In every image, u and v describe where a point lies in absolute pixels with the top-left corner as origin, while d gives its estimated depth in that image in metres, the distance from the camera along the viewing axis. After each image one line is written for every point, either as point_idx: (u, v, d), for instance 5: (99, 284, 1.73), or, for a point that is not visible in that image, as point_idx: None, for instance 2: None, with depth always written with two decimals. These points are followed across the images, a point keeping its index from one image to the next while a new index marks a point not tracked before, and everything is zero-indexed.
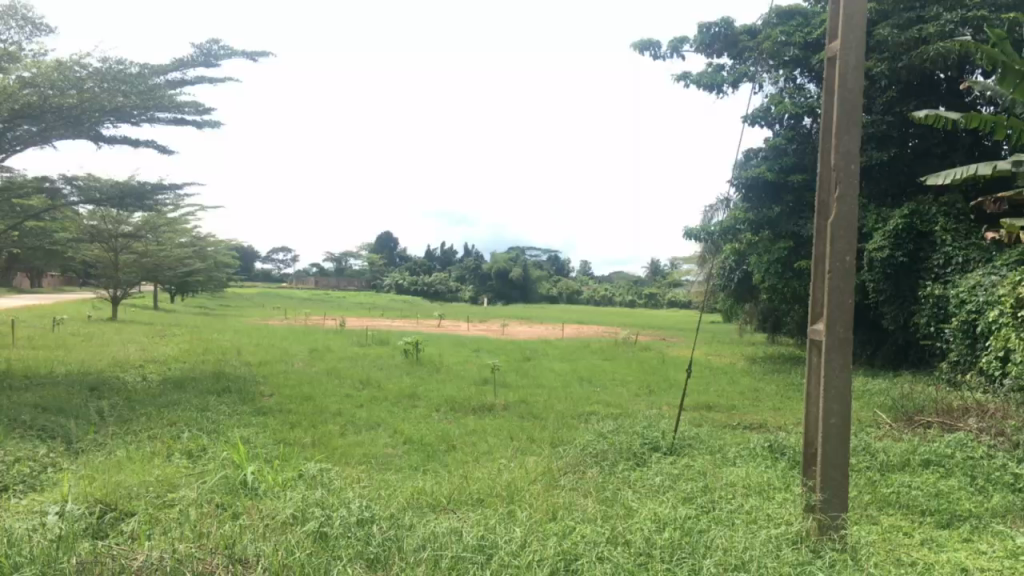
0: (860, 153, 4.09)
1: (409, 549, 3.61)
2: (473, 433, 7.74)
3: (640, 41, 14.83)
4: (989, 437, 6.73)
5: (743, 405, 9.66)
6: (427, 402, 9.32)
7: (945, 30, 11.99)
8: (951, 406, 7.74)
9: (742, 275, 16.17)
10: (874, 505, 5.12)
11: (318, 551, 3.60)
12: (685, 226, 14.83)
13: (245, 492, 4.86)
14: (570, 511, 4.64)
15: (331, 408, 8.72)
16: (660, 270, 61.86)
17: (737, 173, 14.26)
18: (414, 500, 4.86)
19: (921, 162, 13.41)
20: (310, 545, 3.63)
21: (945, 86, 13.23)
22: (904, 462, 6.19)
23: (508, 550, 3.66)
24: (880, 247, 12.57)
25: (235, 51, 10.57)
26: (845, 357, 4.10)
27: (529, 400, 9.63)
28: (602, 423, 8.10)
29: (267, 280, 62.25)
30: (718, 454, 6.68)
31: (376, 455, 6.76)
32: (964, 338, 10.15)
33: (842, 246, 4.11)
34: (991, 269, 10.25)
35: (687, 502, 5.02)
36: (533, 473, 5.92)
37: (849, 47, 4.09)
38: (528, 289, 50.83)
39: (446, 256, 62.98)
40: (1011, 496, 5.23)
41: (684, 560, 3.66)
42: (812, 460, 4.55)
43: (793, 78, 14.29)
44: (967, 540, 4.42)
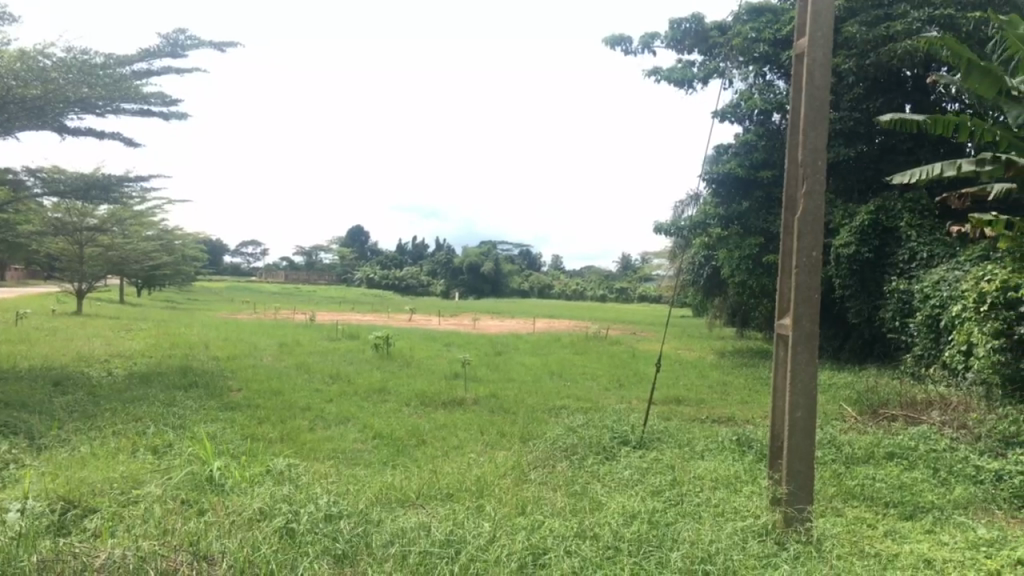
0: (827, 149, 4.14)
1: (377, 546, 3.58)
2: (443, 427, 7.74)
3: (612, 36, 14.86)
4: (952, 430, 6.85)
5: (711, 398, 9.74)
6: (397, 396, 9.30)
7: (911, 28, 12.18)
8: (915, 399, 7.87)
9: (710, 270, 16.29)
10: (839, 497, 5.18)
11: (286, 548, 3.59)
12: (654, 221, 14.89)
13: (211, 488, 4.82)
14: (539, 505, 4.65)
15: (301, 403, 8.67)
16: (631, 264, 62.09)
17: (707, 169, 14.37)
18: (383, 495, 4.83)
19: (887, 158, 13.59)
20: (277, 542, 3.60)
21: (911, 83, 13.29)
22: (869, 455, 6.28)
23: (476, 544, 3.66)
24: (847, 243, 12.73)
25: (203, 41, 10.43)
26: (811, 352, 4.15)
27: (499, 395, 9.64)
28: (572, 418, 8.12)
29: (236, 274, 61.68)
30: (687, 448, 6.73)
31: (345, 450, 6.73)
32: (927, 332, 10.30)
33: (809, 242, 4.16)
34: (954, 265, 10.42)
35: (655, 495, 5.06)
36: (502, 468, 5.92)
37: (817, 42, 4.13)
38: (499, 283, 50.81)
39: (417, 249, 62.76)
40: (972, 488, 5.33)
41: (652, 554, 3.69)
42: (778, 453, 4.60)
43: (763, 74, 14.42)
44: (929, 531, 4.50)
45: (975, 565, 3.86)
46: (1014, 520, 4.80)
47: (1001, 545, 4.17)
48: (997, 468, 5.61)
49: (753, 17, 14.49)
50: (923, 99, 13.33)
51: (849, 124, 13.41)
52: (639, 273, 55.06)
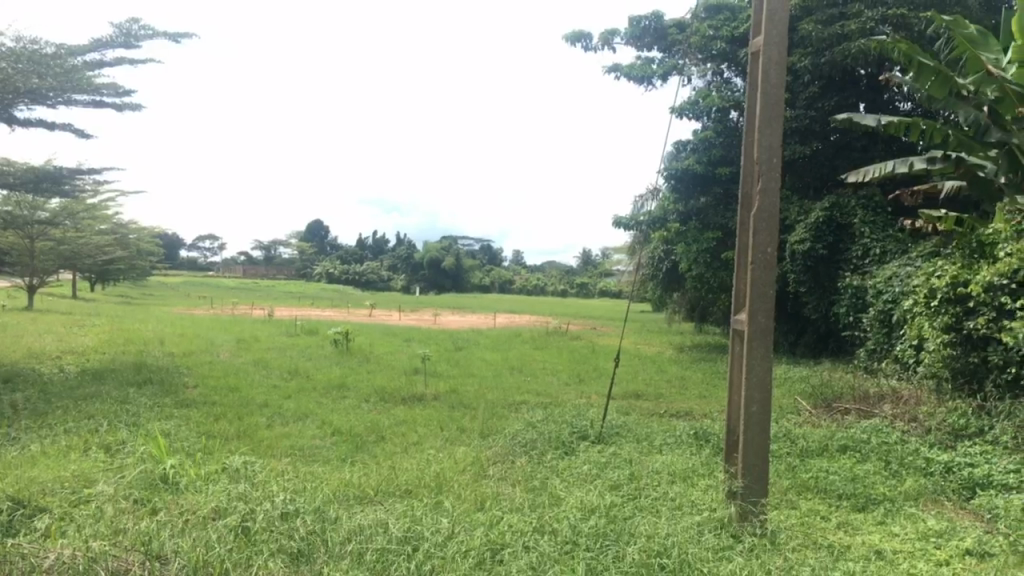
0: (782, 147, 4.20)
1: (334, 542, 3.58)
2: (403, 423, 7.73)
3: (572, 33, 14.89)
4: (904, 423, 6.99)
5: (669, 393, 9.85)
6: (357, 392, 9.26)
7: (866, 28, 12.33)
8: (867, 393, 8.03)
9: (669, 265, 16.43)
10: (793, 490, 5.26)
11: (241, 546, 3.55)
12: (614, 215, 14.96)
13: (165, 487, 4.76)
14: (497, 501, 4.66)
15: (259, 399, 8.59)
16: (592, 259, 62.36)
17: (665, 165, 14.47)
18: (341, 492, 4.81)
19: (842, 156, 13.79)
20: (232, 541, 3.57)
21: (865, 83, 13.54)
22: (823, 448, 6.37)
23: (434, 541, 3.65)
24: (802, 240, 12.92)
25: (157, 32, 10.26)
26: (766, 346, 4.20)
27: (459, 390, 9.64)
28: (532, 413, 8.15)
29: (192, 268, 60.84)
30: (645, 442, 6.79)
31: (303, 447, 6.68)
32: (880, 327, 10.49)
33: (763, 238, 4.21)
34: (906, 262, 10.62)
35: (614, 489, 5.10)
36: (462, 463, 5.93)
37: (772, 41, 4.19)
38: (461, 278, 50.74)
39: (377, 244, 62.37)
40: (922, 479, 5.44)
41: (609, 548, 3.71)
42: (734, 447, 4.66)
43: (720, 72, 14.58)
44: (881, 522, 4.59)
45: (925, 556, 3.95)
46: (962, 511, 4.92)
47: (950, 535, 4.27)
48: (947, 460, 5.73)
49: (711, 15, 14.61)
50: (876, 99, 13.57)
51: (805, 123, 13.59)
52: (600, 268, 55.38)
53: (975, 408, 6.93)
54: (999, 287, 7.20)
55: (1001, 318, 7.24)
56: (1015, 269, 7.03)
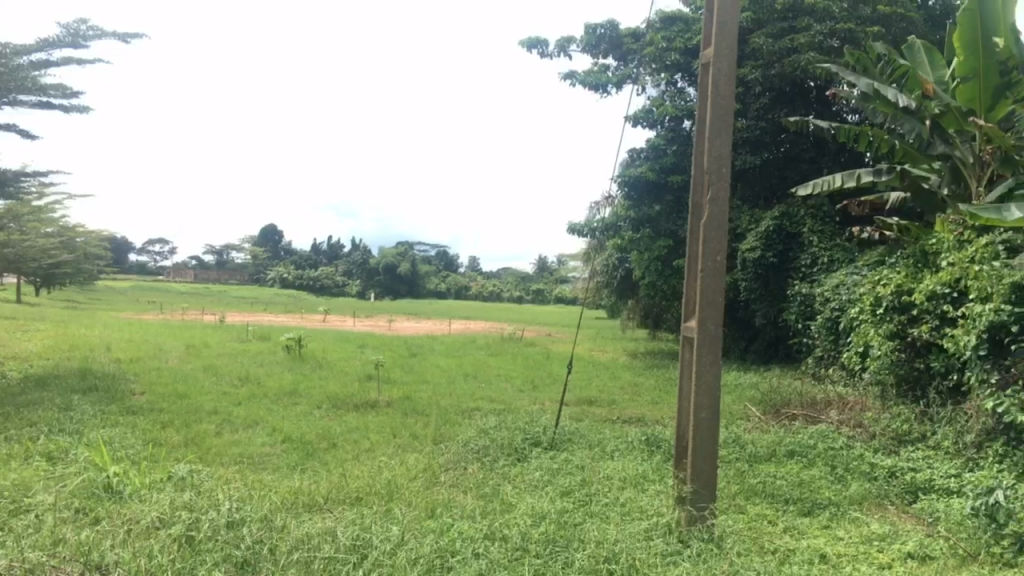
0: (730, 157, 4.27)
1: (281, 550, 3.54)
2: (355, 430, 7.67)
3: (528, 39, 14.93)
4: (849, 429, 7.15)
5: (622, 399, 9.90)
6: (308, 399, 9.16)
7: (815, 41, 12.62)
8: (815, 399, 8.18)
9: (624, 273, 16.57)
10: (741, 495, 5.34)
11: (184, 557, 3.49)
12: (568, 221, 15.03)
13: (107, 496, 4.66)
14: (449, 508, 4.64)
15: (208, 406, 8.46)
16: (547, 266, 62.50)
17: (619, 172, 14.58)
18: (288, 501, 4.75)
19: (792, 166, 14.04)
20: (176, 550, 3.51)
21: (814, 94, 13.77)
22: (771, 454, 6.46)
23: (383, 549, 3.62)
24: (753, 248, 13.12)
25: (105, 32, 10.05)
26: (715, 354, 4.25)
27: (413, 397, 9.58)
28: (485, 419, 8.14)
29: (141, 272, 59.69)
30: (597, 448, 6.82)
31: (253, 455, 6.59)
32: (827, 334, 10.68)
33: (714, 246, 4.26)
34: (853, 270, 10.85)
35: (565, 495, 5.13)
36: (413, 470, 5.89)
37: (721, 54, 4.25)
38: (416, 283, 50.57)
39: (332, 248, 61.80)
40: (867, 484, 5.55)
41: (559, 554, 3.72)
42: (683, 453, 4.70)
43: (674, 82, 14.76)
44: (826, 526, 4.68)
45: (868, 559, 4.04)
46: (905, 515, 5.04)
47: (892, 539, 4.36)
48: (890, 465, 5.88)
49: (666, 25, 14.79)
50: (824, 110, 13.89)
51: (756, 133, 13.73)
52: (555, 275, 55.55)
53: (918, 414, 7.08)
54: (941, 296, 7.38)
55: (943, 326, 7.44)
56: (957, 279, 7.23)
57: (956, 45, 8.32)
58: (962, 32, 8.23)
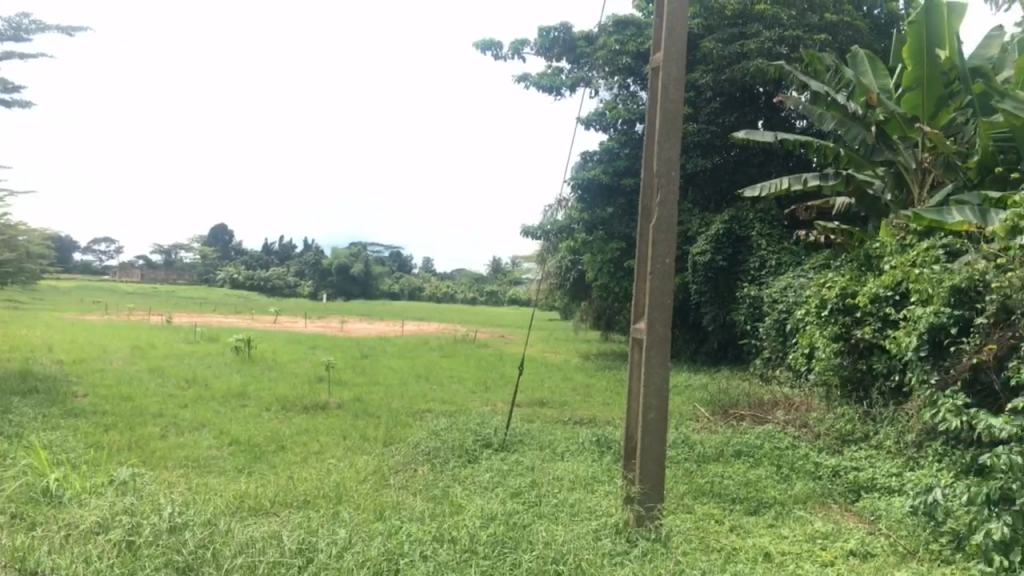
0: (679, 161, 4.32)
1: (224, 555, 3.48)
2: (304, 432, 7.59)
3: (482, 41, 14.93)
4: (794, 429, 7.29)
5: (573, 400, 9.95)
6: (257, 401, 9.04)
7: (764, 47, 12.84)
8: (762, 400, 8.32)
9: (576, 274, 16.65)
10: (690, 494, 5.40)
11: (122, 564, 3.42)
12: (522, 223, 15.06)
13: (46, 501, 4.55)
14: (397, 510, 4.62)
15: (153, 409, 8.29)
16: (501, 266, 62.45)
17: (572, 175, 14.64)
18: (234, 504, 4.69)
19: (741, 171, 14.25)
20: (114, 557, 3.45)
21: (763, 100, 14.03)
22: (719, 453, 6.55)
23: (328, 553, 3.59)
24: (703, 251, 13.30)
25: (48, 26, 9.81)
26: (664, 355, 4.30)
27: (364, 398, 9.52)
28: (436, 421, 8.11)
29: (85, 271, 58.36)
30: (548, 449, 6.84)
31: (198, 458, 6.48)
32: (775, 336, 10.85)
33: (663, 249, 4.30)
34: (800, 273, 11.06)
35: (515, 496, 5.14)
36: (362, 473, 5.85)
37: (670, 59, 4.30)
38: (369, 284, 50.11)
39: (283, 248, 61.05)
40: (812, 483, 5.66)
41: (507, 556, 3.72)
42: (632, 454, 4.74)
43: (626, 85, 14.88)
44: (771, 525, 4.75)
45: (811, 557, 4.10)
46: (847, 513, 5.15)
47: (835, 537, 4.45)
48: (833, 464, 5.99)
49: (618, 29, 14.90)
50: (773, 116, 14.13)
51: (707, 137, 13.89)
52: (509, 276, 55.53)
53: (861, 414, 7.23)
54: (884, 298, 7.56)
55: (885, 328, 7.61)
56: (898, 282, 7.42)
57: (904, 54, 8.53)
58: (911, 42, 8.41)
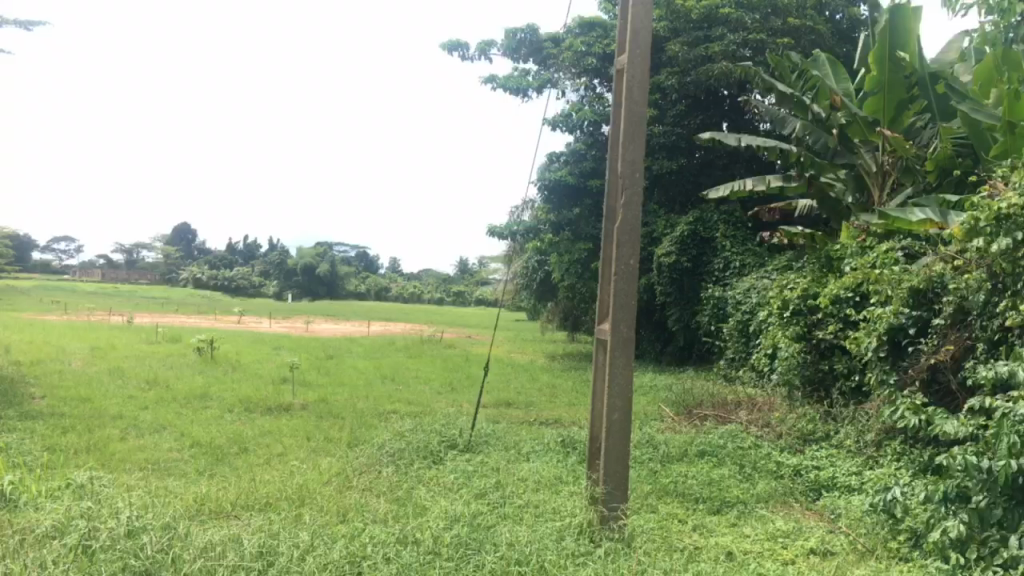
0: (644, 163, 4.36)
1: (183, 559, 3.43)
2: (268, 433, 7.51)
3: (448, 41, 14.90)
4: (757, 428, 7.36)
5: (539, 400, 9.96)
6: (219, 402, 8.93)
7: (728, 50, 13.00)
8: (725, 400, 8.40)
9: (543, 275, 16.68)
10: (653, 494, 5.43)
11: (77, 570, 3.35)
12: (488, 224, 15.06)
13: (1, 505, 4.46)
14: (361, 512, 4.59)
15: (112, 410, 8.16)
16: (468, 267, 62.32)
17: (539, 176, 14.66)
18: (194, 507, 4.63)
19: (706, 173, 14.39)
20: (70, 563, 3.39)
21: (728, 103, 14.19)
22: (683, 453, 6.60)
23: (290, 556, 3.56)
24: (668, 253, 13.41)
25: (6, 20, 9.63)
26: (628, 355, 4.32)
27: (329, 399, 9.44)
28: (401, 422, 8.08)
29: (43, 270, 57.31)
30: (513, 450, 6.84)
31: (158, 460, 6.39)
32: (737, 337, 10.94)
33: (626, 250, 4.32)
34: (762, 275, 11.18)
35: (480, 497, 5.13)
36: (326, 475, 5.80)
37: (635, 60, 4.32)
38: (335, 285, 49.73)
39: (248, 248, 60.44)
40: (774, 482, 5.72)
41: (470, 558, 3.72)
42: (596, 454, 4.76)
43: (593, 87, 14.94)
44: (733, 524, 4.79)
45: (772, 556, 4.15)
46: (808, 512, 5.21)
47: (796, 536, 4.51)
48: (795, 464, 6.07)
49: (585, 31, 14.96)
50: (737, 119, 14.30)
51: (672, 139, 13.99)
52: (476, 277, 55.44)
53: (822, 414, 7.32)
54: (844, 299, 7.68)
55: (846, 328, 7.73)
56: (859, 283, 7.54)
57: (870, 60, 8.61)
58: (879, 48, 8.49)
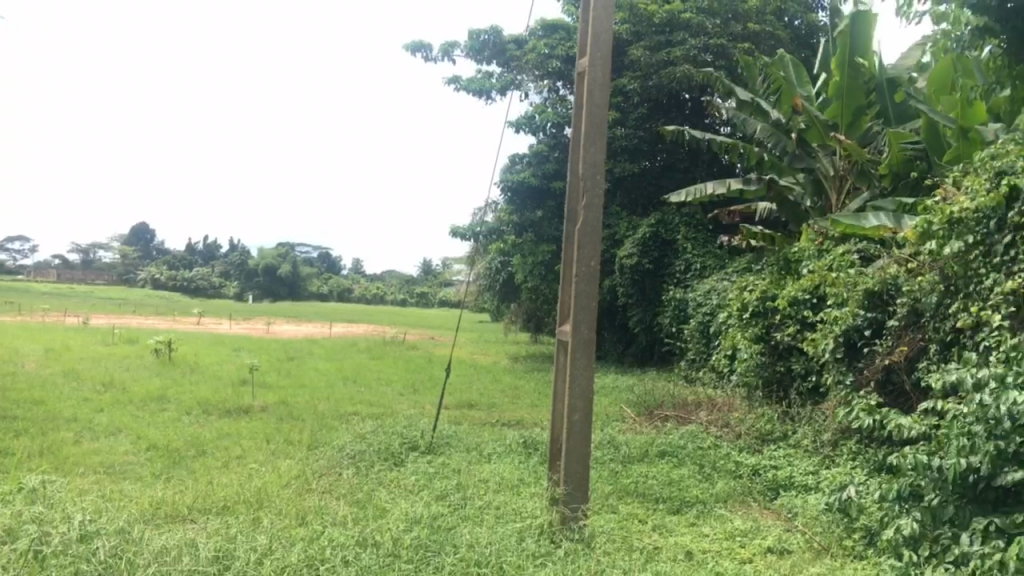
0: (605, 165, 4.37)
1: (137, 564, 3.38)
2: (226, 436, 7.42)
3: (411, 42, 14.85)
4: (717, 429, 7.43)
5: (501, 402, 9.97)
6: (176, 404, 8.80)
7: (690, 55, 13.16)
8: (686, 401, 8.47)
9: (505, 277, 16.68)
10: (614, 495, 5.46)
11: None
12: (450, 225, 15.01)
13: None
14: (320, 515, 4.55)
15: (66, 413, 8.00)
16: (431, 268, 62.10)
17: (502, 177, 14.65)
18: (149, 512, 4.56)
19: (667, 176, 14.54)
20: (19, 568, 3.32)
21: (689, 106, 14.36)
22: (644, 453, 6.64)
23: (247, 559, 3.52)
24: (630, 255, 13.50)
25: None
26: (589, 356, 4.34)
27: (290, 401, 9.35)
28: (362, 424, 8.02)
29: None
30: (475, 452, 6.84)
31: (113, 464, 6.29)
32: (698, 338, 11.04)
33: (587, 251, 4.34)
34: (723, 277, 11.30)
35: (440, 499, 5.11)
36: (285, 477, 5.75)
37: (596, 63, 4.36)
38: (297, 285, 49.27)
39: (207, 248, 59.66)
40: (732, 482, 5.78)
41: (430, 560, 3.71)
42: (557, 456, 4.77)
43: (556, 89, 15.00)
44: (693, 524, 4.83)
45: (730, 555, 4.19)
46: (766, 511, 5.28)
47: (753, 534, 4.56)
48: (753, 464, 6.13)
49: (548, 34, 15.00)
50: (698, 122, 14.48)
51: (635, 142, 14.03)
52: (439, 278, 55.27)
53: (780, 414, 7.42)
54: (802, 301, 7.78)
55: (804, 331, 7.82)
56: (817, 285, 7.65)
57: (833, 65, 8.74)
58: (840, 54, 8.61)
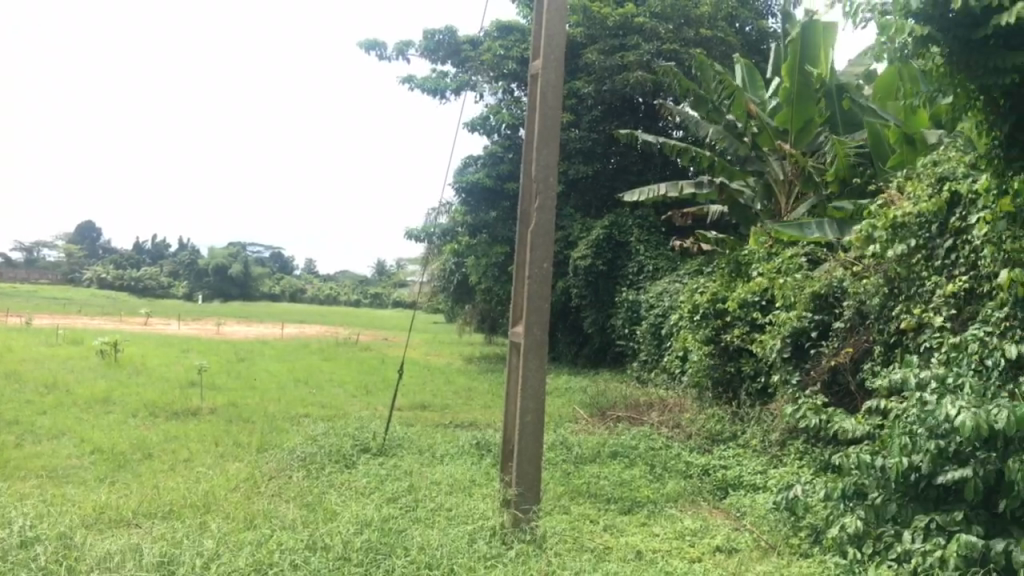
0: (558, 167, 4.38)
1: (79, 570, 3.30)
2: (174, 439, 7.30)
3: (365, 41, 14.75)
4: (668, 429, 7.51)
5: (455, 403, 9.93)
6: (122, 407, 8.62)
7: (643, 59, 13.32)
8: (638, 402, 8.55)
9: (460, 277, 16.66)
10: (567, 495, 5.48)
11: None
12: (404, 227, 14.93)
13: None
14: (269, 518, 4.50)
15: (7, 416, 7.79)
16: (384, 269, 61.66)
17: (456, 178, 14.62)
18: (92, 517, 4.46)
19: (620, 178, 14.63)
20: None
21: (643, 109, 14.45)
22: (596, 454, 6.68)
23: (194, 564, 3.47)
24: (583, 256, 13.57)
25: None
26: (541, 358, 4.35)
27: (239, 403, 9.21)
28: (314, 426, 7.93)
29: None
30: (428, 453, 6.80)
31: (57, 467, 6.14)
32: (650, 339, 11.13)
33: (540, 254, 4.34)
34: (674, 279, 11.41)
35: (392, 501, 5.09)
36: (234, 481, 5.67)
37: (549, 65, 4.36)
38: (248, 285, 48.57)
39: (155, 247, 58.57)
40: (683, 482, 5.84)
41: (379, 562, 3.69)
42: (509, 457, 4.76)
43: (510, 90, 15.01)
44: (643, 524, 4.87)
45: (679, 554, 4.23)
46: (716, 510, 5.34)
47: (703, 534, 4.61)
48: (704, 464, 6.21)
49: (503, 35, 15.03)
50: (652, 125, 14.57)
51: (588, 144, 14.12)
52: (393, 279, 54.91)
53: (730, 415, 7.52)
54: (751, 304, 7.90)
55: (753, 332, 7.93)
56: (765, 288, 7.76)
57: (783, 70, 8.85)
58: (791, 60, 8.73)
